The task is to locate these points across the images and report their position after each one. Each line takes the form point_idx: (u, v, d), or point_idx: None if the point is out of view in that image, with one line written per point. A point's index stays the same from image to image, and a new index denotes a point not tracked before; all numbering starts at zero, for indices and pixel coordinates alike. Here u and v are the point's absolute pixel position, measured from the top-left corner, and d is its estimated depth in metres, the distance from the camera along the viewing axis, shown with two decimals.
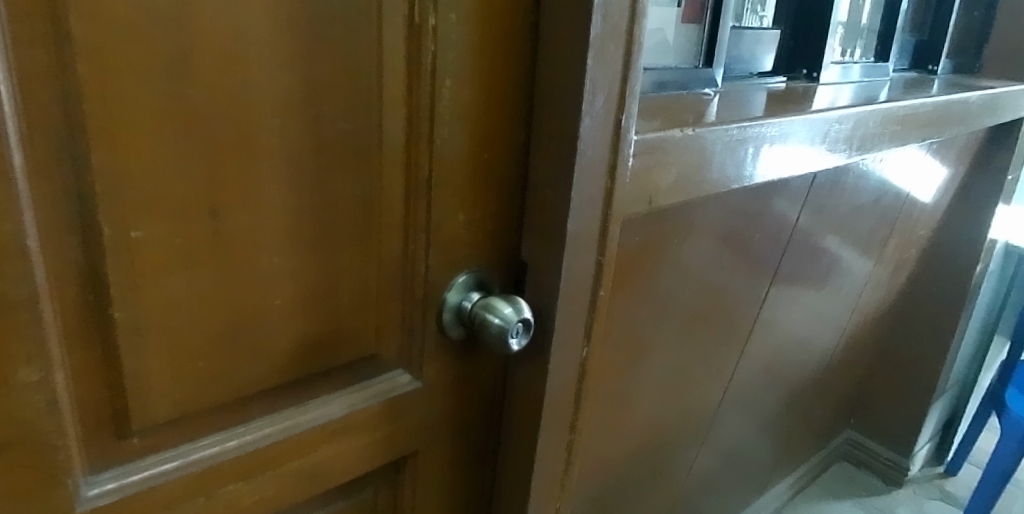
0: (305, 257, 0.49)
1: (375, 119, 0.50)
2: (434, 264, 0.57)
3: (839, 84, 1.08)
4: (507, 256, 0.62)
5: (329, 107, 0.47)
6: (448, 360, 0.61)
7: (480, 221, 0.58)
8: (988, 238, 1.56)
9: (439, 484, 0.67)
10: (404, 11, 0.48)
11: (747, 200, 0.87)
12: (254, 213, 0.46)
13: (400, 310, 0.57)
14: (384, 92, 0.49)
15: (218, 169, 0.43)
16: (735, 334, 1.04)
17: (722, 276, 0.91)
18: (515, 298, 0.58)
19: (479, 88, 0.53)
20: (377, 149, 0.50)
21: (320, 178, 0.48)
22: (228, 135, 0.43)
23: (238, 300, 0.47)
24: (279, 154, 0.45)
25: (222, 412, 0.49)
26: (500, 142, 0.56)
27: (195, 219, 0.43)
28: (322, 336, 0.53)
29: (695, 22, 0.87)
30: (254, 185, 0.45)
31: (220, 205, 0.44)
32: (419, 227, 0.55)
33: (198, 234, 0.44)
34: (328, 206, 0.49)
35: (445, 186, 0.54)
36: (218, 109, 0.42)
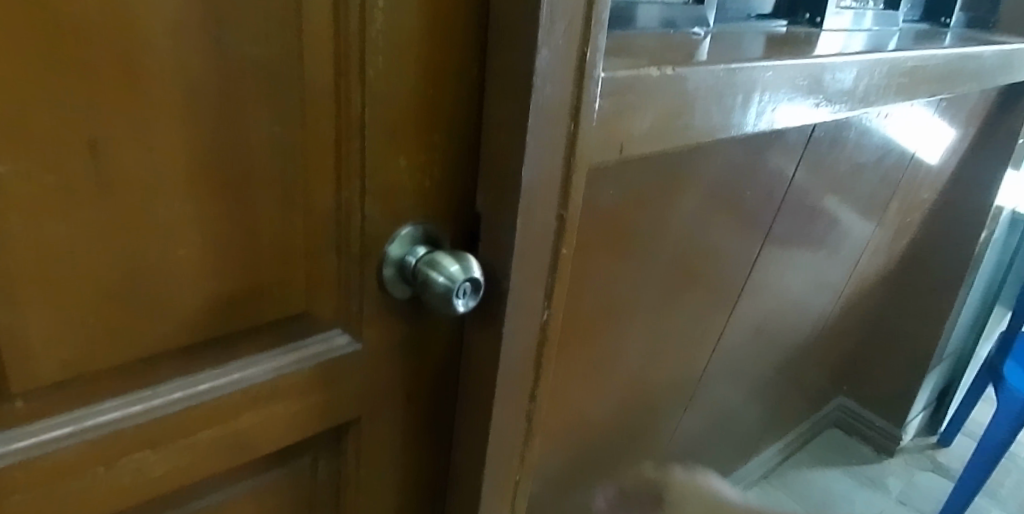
0: (214, 202, 0.43)
1: (295, 45, 0.43)
2: (371, 214, 0.51)
3: (847, 31, 1.00)
4: (461, 208, 0.56)
5: (236, 26, 0.40)
6: (391, 320, 0.56)
7: (426, 167, 0.52)
8: (994, 205, 1.49)
9: (386, 453, 0.62)
10: None
11: (738, 152, 0.80)
12: (147, 149, 0.40)
13: (336, 265, 0.52)
14: (305, 11, 0.43)
15: (96, 96, 0.37)
16: (722, 297, 0.99)
17: (708, 235, 0.85)
18: (465, 255, 0.52)
19: (420, 12, 0.46)
20: (298, 80, 0.44)
21: (228, 111, 0.42)
22: (109, 55, 0.37)
23: (132, 249, 0.41)
24: (174, 81, 0.39)
25: (124, 375, 0.44)
26: (448, 76, 0.50)
27: (71, 153, 0.37)
28: (241, 291, 0.47)
29: None
30: (144, 117, 0.39)
31: (102, 137, 0.38)
32: (352, 171, 0.49)
33: (77, 170, 0.38)
34: (240, 144, 0.43)
35: (380, 126, 0.48)
36: (92, 23, 0.35)
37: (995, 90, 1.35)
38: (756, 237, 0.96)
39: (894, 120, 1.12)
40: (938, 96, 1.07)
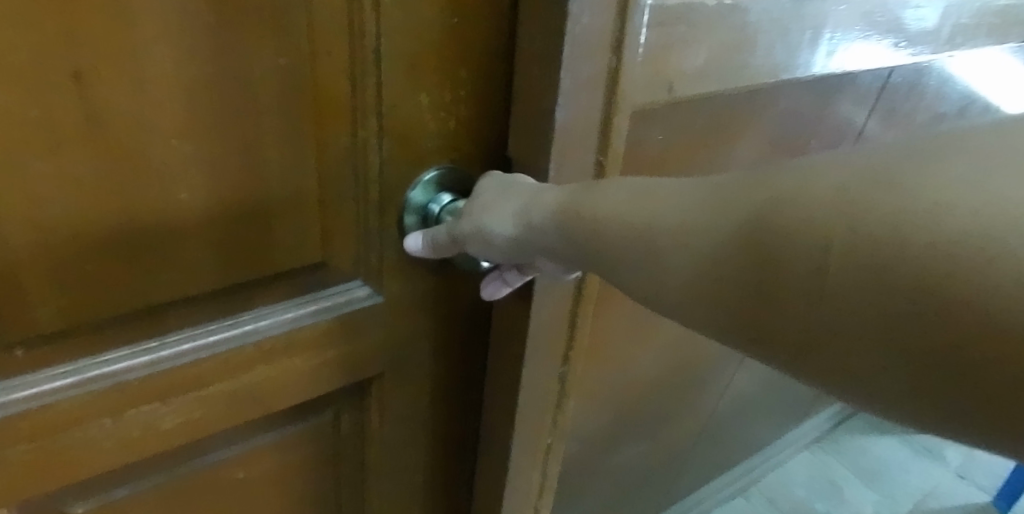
0: (215, 142, 0.40)
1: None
2: (391, 158, 0.47)
3: None
4: (491, 151, 0.51)
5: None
6: (415, 272, 0.52)
7: (452, 106, 0.48)
8: None
9: (412, 410, 0.60)
10: None
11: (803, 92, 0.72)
12: (138, 82, 0.36)
13: (355, 211, 0.48)
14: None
15: (76, 21, 0.33)
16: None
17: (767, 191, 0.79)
18: None
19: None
20: (305, 4, 0.39)
21: (226, 39, 0.38)
22: None
23: (129, 191, 0.38)
24: (161, 3, 0.35)
25: (128, 325, 0.42)
26: (473, 2, 0.45)
27: (53, 86, 0.34)
28: (251, 239, 0.44)
29: None
30: (132, 45, 0.35)
31: (85, 67, 0.34)
32: (369, 109, 0.45)
33: (61, 104, 0.35)
34: (242, 77, 0.39)
35: (398, 59, 0.44)
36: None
37: None
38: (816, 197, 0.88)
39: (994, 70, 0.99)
40: None
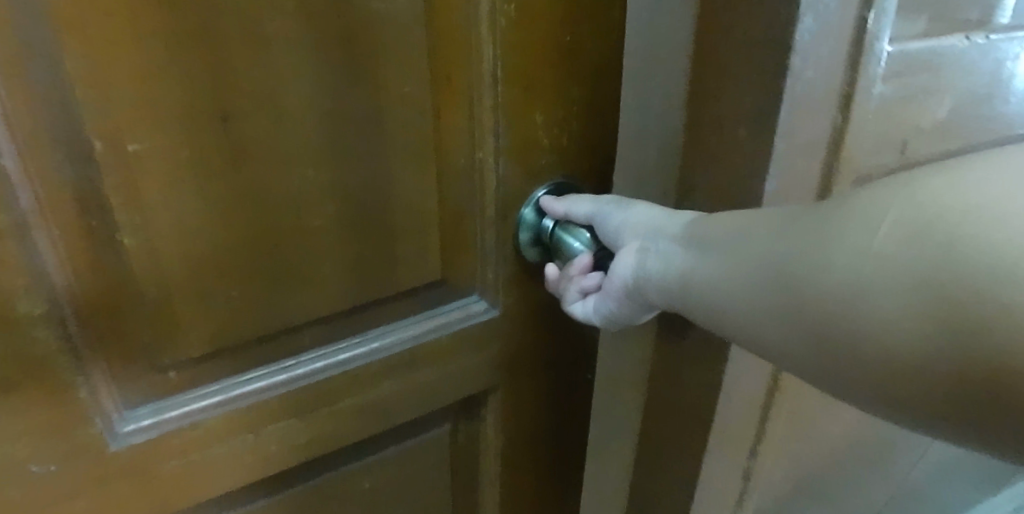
0: (345, 170, 0.42)
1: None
2: (507, 175, 0.47)
3: None
4: (603, 162, 0.51)
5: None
6: (530, 286, 0.53)
7: (565, 121, 0.48)
8: None
9: (526, 422, 0.60)
10: None
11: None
12: (278, 118, 0.38)
13: (474, 227, 0.49)
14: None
15: (227, 66, 0.35)
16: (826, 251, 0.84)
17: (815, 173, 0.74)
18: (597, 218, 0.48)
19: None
20: (429, 32, 0.41)
21: (356, 71, 0.39)
22: (233, 21, 0.35)
23: (269, 221, 0.40)
24: (298, 43, 0.37)
25: (267, 346, 0.44)
26: (587, 15, 0.45)
27: (206, 127, 0.36)
28: (377, 260, 0.46)
29: None
30: (274, 84, 0.37)
31: (233, 108, 0.37)
32: (486, 130, 0.45)
33: (212, 143, 0.37)
34: (369, 106, 0.41)
35: (513, 78, 0.44)
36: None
37: None
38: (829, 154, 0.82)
39: None
40: None
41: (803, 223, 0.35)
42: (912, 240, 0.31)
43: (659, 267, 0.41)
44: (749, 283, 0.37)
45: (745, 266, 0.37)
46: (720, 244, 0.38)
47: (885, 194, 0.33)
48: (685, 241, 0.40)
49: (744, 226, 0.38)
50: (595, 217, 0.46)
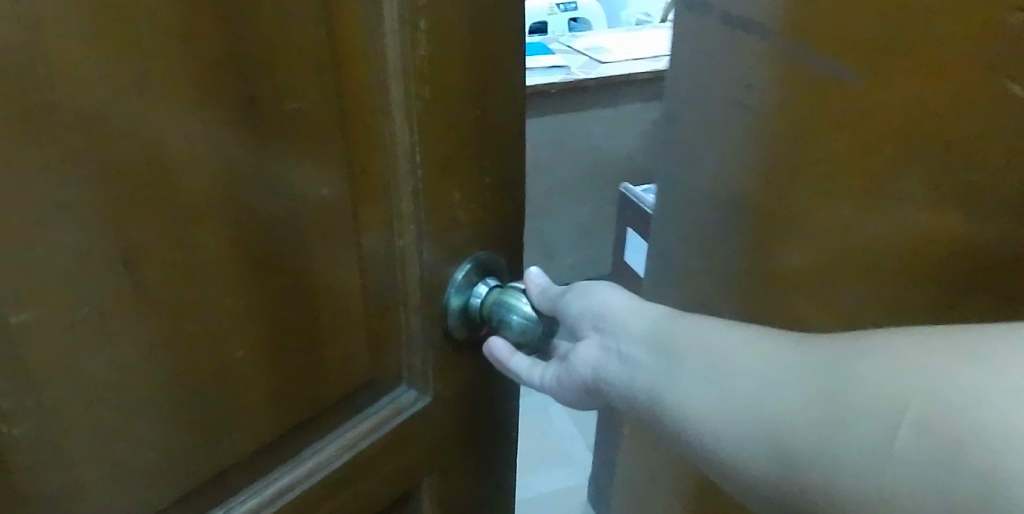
0: (264, 290, 0.37)
1: (339, 87, 0.36)
2: (432, 259, 0.45)
3: None
4: (514, 230, 0.51)
5: (268, 77, 0.33)
6: (458, 364, 0.51)
7: (480, 194, 0.46)
8: None
9: (460, 496, 0.57)
10: None
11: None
12: (186, 246, 0.33)
13: (399, 318, 0.45)
14: (345, 46, 0.36)
15: (127, 198, 0.30)
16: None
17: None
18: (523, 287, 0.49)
19: (463, 24, 0.40)
20: (343, 125, 0.37)
21: (270, 180, 0.35)
22: (130, 149, 0.29)
23: (186, 363, 0.35)
24: (207, 157, 0.32)
25: (194, 501, 0.38)
26: (497, 88, 0.44)
27: (105, 273, 0.30)
28: (308, 375, 0.41)
29: None
30: (180, 210, 0.32)
31: (134, 248, 0.31)
32: (407, 217, 0.42)
33: (114, 292, 0.31)
34: (288, 216, 0.37)
35: (432, 161, 0.42)
36: (105, 108, 0.28)
37: None
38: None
39: None
40: None
41: (793, 370, 0.34)
42: (918, 440, 0.27)
43: (619, 373, 0.42)
44: (699, 407, 0.36)
45: (705, 389, 0.37)
46: (694, 367, 0.38)
47: (911, 366, 0.29)
48: (650, 360, 0.41)
49: (738, 355, 0.37)
50: (556, 310, 0.48)
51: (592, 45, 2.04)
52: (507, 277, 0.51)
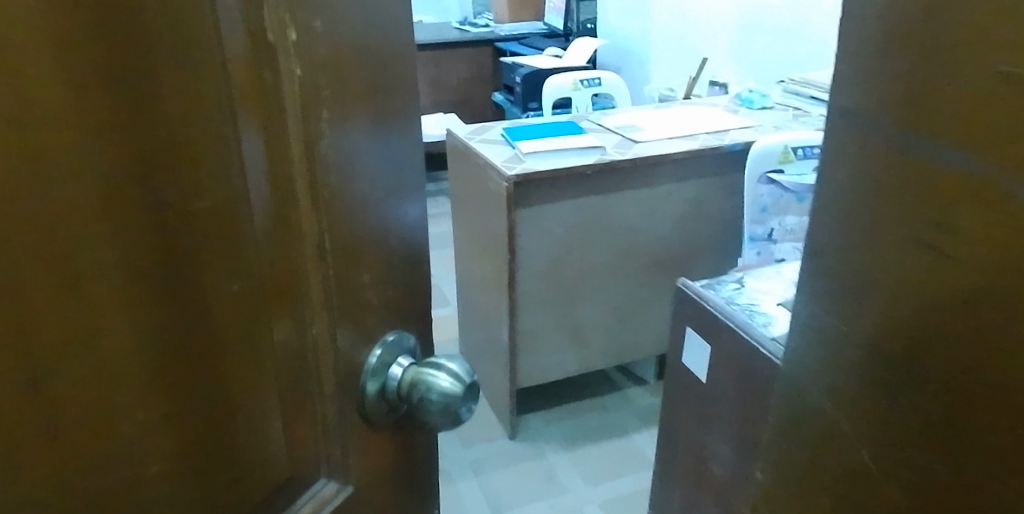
0: (174, 392, 0.38)
1: (262, 179, 0.40)
2: (345, 342, 0.47)
3: (765, 283, 1.46)
4: (420, 304, 0.54)
5: (177, 184, 0.36)
6: (376, 442, 0.52)
7: (388, 274, 0.49)
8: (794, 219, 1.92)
9: None
10: (246, 32, 0.37)
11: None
12: (91, 351, 0.34)
13: (317, 404, 0.47)
14: (267, 138, 0.40)
15: (32, 312, 0.31)
16: (729, 360, 1.33)
17: (762, 307, 1.36)
18: (439, 359, 0.50)
19: (362, 118, 0.44)
20: (266, 214, 0.41)
21: (178, 281, 0.37)
22: (43, 264, 0.31)
23: (99, 471, 0.35)
24: (115, 265, 0.34)
25: None
26: (398, 171, 0.48)
27: (11, 389, 0.31)
28: (227, 472, 0.42)
29: (728, 308, 1.36)
30: (87, 317, 0.33)
31: (39, 363, 0.32)
32: (318, 304, 0.45)
33: (24, 404, 0.31)
34: (197, 315, 0.38)
35: (340, 246, 0.45)
36: (14, 231, 0.30)
37: (784, 189, 1.90)
38: (742, 294, 1.41)
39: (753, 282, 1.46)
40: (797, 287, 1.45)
41: None
42: None
43: None
44: None
45: None
46: None
47: None
48: None
49: None
50: None
51: (626, 122, 2.29)
52: (420, 353, 0.54)
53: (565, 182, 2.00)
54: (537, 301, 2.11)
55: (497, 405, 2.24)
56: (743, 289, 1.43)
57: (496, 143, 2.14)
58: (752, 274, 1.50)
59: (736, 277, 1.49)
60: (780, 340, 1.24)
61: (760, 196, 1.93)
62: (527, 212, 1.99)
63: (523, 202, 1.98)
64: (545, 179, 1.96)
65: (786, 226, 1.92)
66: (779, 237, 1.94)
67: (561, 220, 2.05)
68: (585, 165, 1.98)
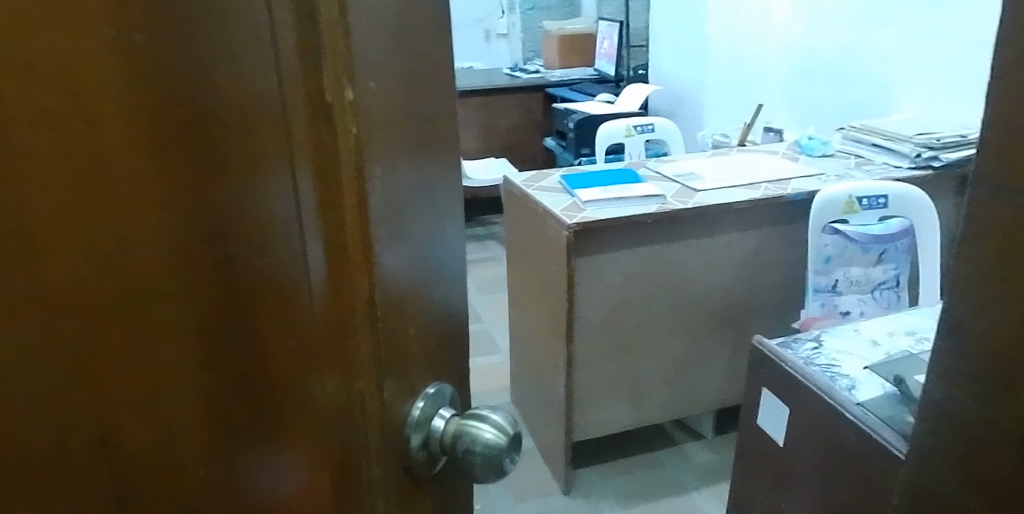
0: (223, 430, 0.42)
1: (316, 231, 0.43)
2: (390, 392, 0.48)
3: (845, 344, 1.43)
4: (458, 355, 0.55)
5: (242, 245, 0.40)
6: (418, 493, 0.53)
7: (431, 325, 0.50)
8: (863, 270, 1.86)
9: None
10: (302, 93, 0.40)
11: (883, 326, 1.50)
12: (145, 374, 0.38)
13: (362, 453, 0.48)
14: (321, 192, 0.42)
15: (97, 345, 0.36)
16: (810, 422, 1.29)
17: (845, 370, 1.33)
18: (479, 411, 0.51)
19: (411, 173, 0.46)
20: (318, 263, 0.43)
21: (237, 330, 0.41)
22: (107, 293, 0.35)
23: (144, 485, 0.39)
24: (179, 313, 0.38)
25: None
26: (443, 223, 0.49)
27: (69, 399, 0.35)
28: (261, 502, 0.44)
29: (805, 370, 1.34)
30: (149, 357, 0.38)
31: (97, 378, 0.36)
32: (366, 356, 0.46)
33: (83, 414, 0.36)
34: (243, 350, 0.42)
35: (387, 299, 0.46)
36: (82, 265, 0.34)
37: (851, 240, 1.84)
38: (822, 354, 1.39)
39: (832, 342, 1.44)
40: (884, 350, 1.41)
41: None
42: None
43: None
44: None
45: None
46: None
47: None
48: None
49: None
50: None
51: (683, 170, 2.28)
52: (460, 403, 0.55)
53: (625, 232, 1.99)
54: (594, 352, 2.09)
55: (552, 458, 2.21)
56: (822, 349, 1.41)
57: (553, 191, 2.16)
58: (831, 335, 1.47)
59: (814, 337, 1.47)
60: (866, 405, 1.22)
61: (824, 247, 1.84)
62: (585, 260, 1.98)
63: (582, 251, 1.97)
64: (605, 228, 1.95)
65: (851, 277, 1.86)
66: (843, 288, 1.88)
67: (620, 269, 2.03)
68: (644, 214, 1.97)
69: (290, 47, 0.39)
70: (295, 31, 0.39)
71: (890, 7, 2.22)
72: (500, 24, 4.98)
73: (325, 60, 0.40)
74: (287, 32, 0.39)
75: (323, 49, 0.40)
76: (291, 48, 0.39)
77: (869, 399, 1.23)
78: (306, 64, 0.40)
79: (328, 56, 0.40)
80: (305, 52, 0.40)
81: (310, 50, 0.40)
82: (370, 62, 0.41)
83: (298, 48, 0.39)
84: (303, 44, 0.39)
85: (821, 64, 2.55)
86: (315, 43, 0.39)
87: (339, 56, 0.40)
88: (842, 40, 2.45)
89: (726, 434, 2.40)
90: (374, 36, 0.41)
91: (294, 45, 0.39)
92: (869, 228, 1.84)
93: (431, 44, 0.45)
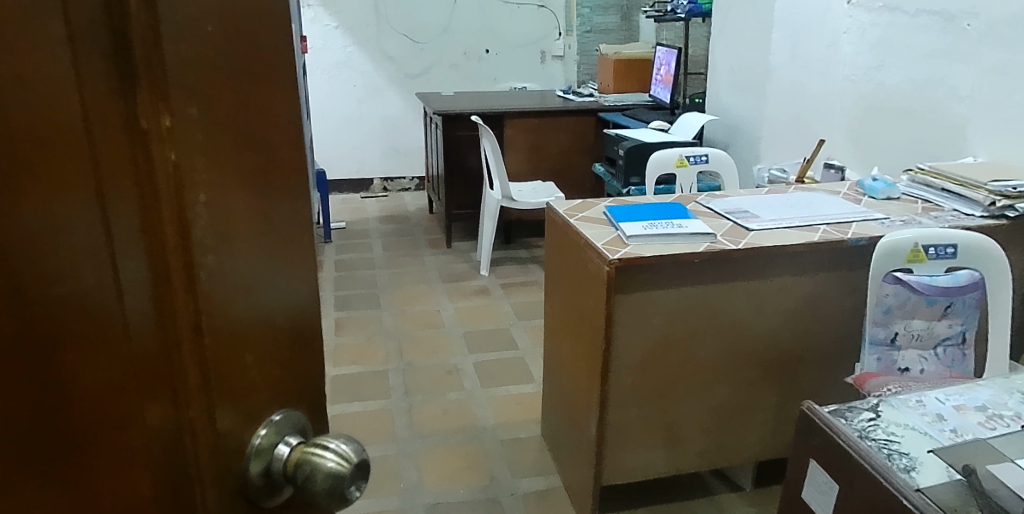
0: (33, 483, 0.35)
1: (140, 264, 0.38)
2: (224, 425, 0.43)
3: (906, 418, 1.27)
4: (308, 382, 0.52)
5: (44, 262, 0.33)
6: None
7: (273, 354, 0.47)
8: (928, 324, 1.68)
9: None
10: (118, 110, 0.36)
11: (948, 398, 1.34)
12: None
13: (195, 494, 0.42)
14: (142, 223, 0.38)
15: None
16: (863, 506, 1.15)
17: (904, 448, 1.18)
18: (323, 437, 0.48)
19: (244, 197, 0.43)
20: (144, 304, 0.38)
21: (40, 369, 0.34)
22: None
23: None
24: None
25: None
26: (288, 247, 0.47)
27: None
28: None
29: (856, 442, 1.20)
30: None
31: None
32: (194, 390, 0.41)
33: None
34: (56, 398, 0.35)
35: (217, 328, 0.42)
36: None
37: (916, 291, 1.66)
38: (878, 428, 1.24)
39: (890, 414, 1.28)
40: (953, 433, 1.23)
41: None
42: None
43: None
44: None
45: None
46: None
47: None
48: None
49: None
50: None
51: (735, 206, 2.15)
52: (311, 431, 0.51)
53: (670, 270, 1.87)
54: (630, 394, 1.96)
55: (580, 499, 2.05)
56: (879, 420, 1.26)
57: (598, 223, 2.05)
58: (892, 404, 1.32)
59: (869, 407, 1.31)
60: (928, 493, 1.07)
61: (884, 297, 1.66)
62: (628, 297, 1.86)
63: (624, 287, 1.85)
64: (651, 264, 1.83)
65: (912, 331, 1.68)
66: (903, 343, 1.69)
67: (665, 309, 1.90)
68: (693, 252, 1.84)
69: (98, 70, 0.34)
70: (99, 49, 0.34)
71: (968, 44, 2.07)
72: (557, 46, 5.12)
73: (139, 84, 0.36)
74: (92, 50, 0.34)
75: (137, 73, 0.36)
76: (99, 73, 0.35)
77: (931, 486, 1.08)
78: (120, 89, 0.36)
79: (143, 81, 0.36)
80: (118, 75, 0.35)
81: (123, 73, 0.36)
82: (185, 88, 0.38)
83: (106, 68, 0.35)
84: (116, 69, 0.35)
85: (891, 98, 2.39)
86: (128, 70, 0.36)
87: (154, 81, 0.37)
88: (911, 77, 2.29)
89: (769, 486, 2.23)
90: (190, 62, 0.38)
91: (104, 67, 0.35)
92: (934, 279, 1.67)
93: (264, 62, 0.43)
